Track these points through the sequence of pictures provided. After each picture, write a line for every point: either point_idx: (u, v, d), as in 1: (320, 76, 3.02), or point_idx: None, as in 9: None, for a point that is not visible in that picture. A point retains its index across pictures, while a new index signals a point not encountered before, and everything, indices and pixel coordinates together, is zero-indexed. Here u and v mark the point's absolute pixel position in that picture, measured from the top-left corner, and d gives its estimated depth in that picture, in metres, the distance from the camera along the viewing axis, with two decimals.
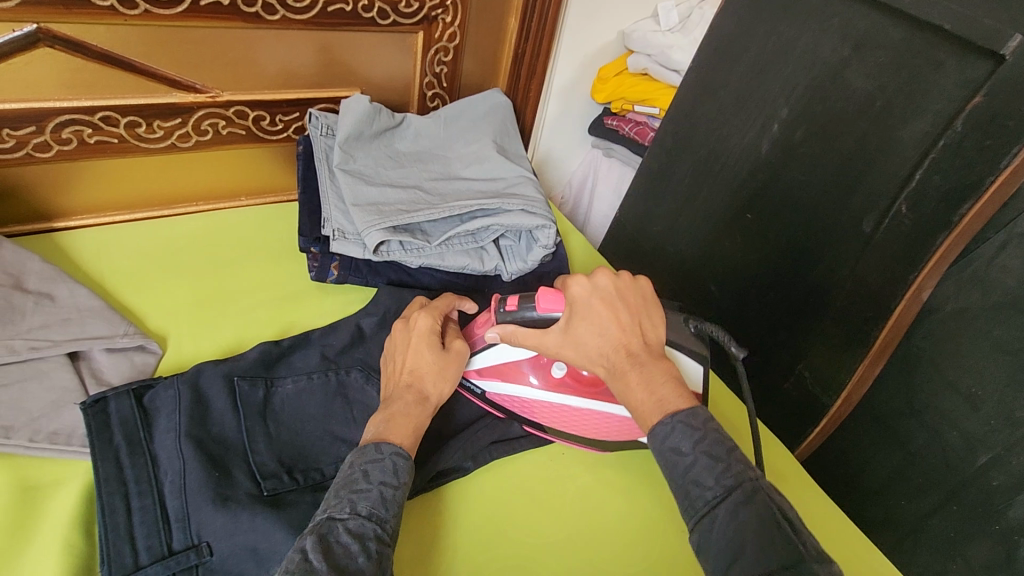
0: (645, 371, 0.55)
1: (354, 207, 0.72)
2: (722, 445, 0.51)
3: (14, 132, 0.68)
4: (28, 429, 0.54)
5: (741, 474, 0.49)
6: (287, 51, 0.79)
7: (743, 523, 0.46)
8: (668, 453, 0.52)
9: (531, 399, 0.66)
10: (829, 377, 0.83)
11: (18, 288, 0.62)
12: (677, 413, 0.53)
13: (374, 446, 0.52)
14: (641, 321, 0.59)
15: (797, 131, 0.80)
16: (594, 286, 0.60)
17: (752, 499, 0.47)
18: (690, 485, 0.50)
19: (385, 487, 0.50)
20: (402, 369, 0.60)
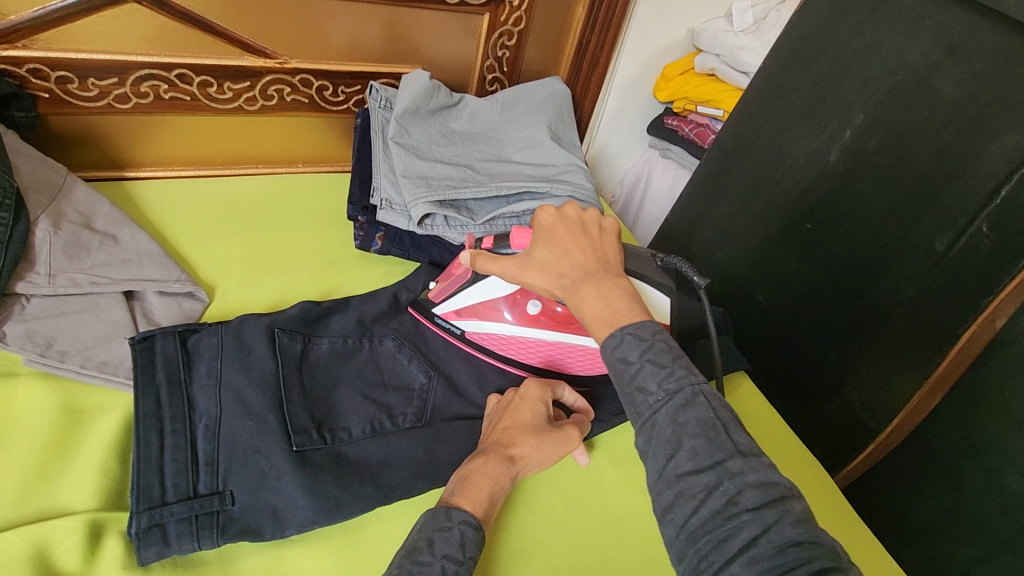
0: (600, 285, 0.52)
1: (404, 178, 0.73)
2: (669, 352, 0.47)
3: (98, 82, 0.72)
4: (81, 356, 0.57)
5: (684, 379, 0.45)
6: (355, 25, 0.80)
7: (682, 426, 0.43)
8: (615, 363, 0.48)
9: (510, 334, 0.69)
10: (877, 403, 0.78)
11: (86, 226, 0.66)
12: (625, 325, 0.49)
13: (444, 511, 0.48)
14: (604, 248, 0.56)
15: (870, 140, 0.76)
16: (559, 216, 0.58)
17: (694, 403, 0.44)
18: (634, 392, 0.46)
19: (447, 562, 0.45)
20: (502, 426, 0.58)
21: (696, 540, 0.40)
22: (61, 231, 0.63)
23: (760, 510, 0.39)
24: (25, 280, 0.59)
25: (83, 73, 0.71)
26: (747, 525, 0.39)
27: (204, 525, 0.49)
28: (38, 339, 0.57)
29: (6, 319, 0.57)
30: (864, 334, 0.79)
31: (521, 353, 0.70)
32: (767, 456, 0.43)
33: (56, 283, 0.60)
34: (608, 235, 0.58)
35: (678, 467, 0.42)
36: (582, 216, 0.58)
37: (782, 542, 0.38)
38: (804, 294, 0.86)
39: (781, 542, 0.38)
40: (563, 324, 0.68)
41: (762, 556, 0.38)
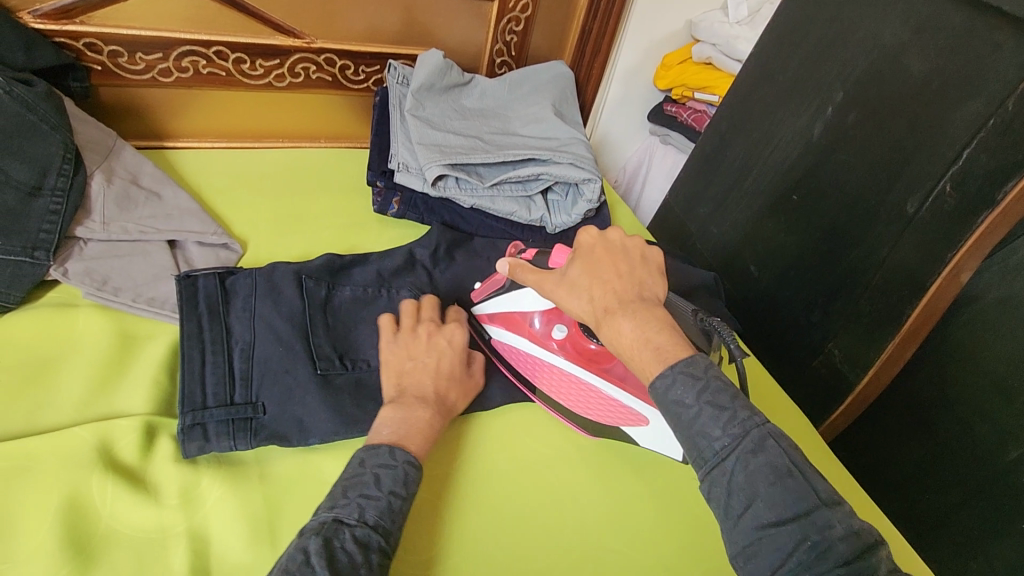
0: (636, 314, 0.54)
1: (419, 145, 0.80)
2: (725, 392, 0.49)
3: (145, 56, 0.80)
4: (133, 292, 0.64)
5: (749, 422, 0.47)
6: (375, 8, 0.88)
7: (755, 474, 0.45)
8: (671, 404, 0.50)
9: (532, 353, 0.70)
10: (857, 356, 0.83)
11: (134, 183, 0.74)
12: (676, 363, 0.50)
13: (387, 450, 0.52)
14: (643, 279, 0.58)
15: (850, 114, 0.82)
16: (604, 238, 0.61)
17: (763, 448, 0.46)
18: (696, 437, 0.48)
19: (394, 496, 0.50)
20: (434, 371, 0.61)
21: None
22: (113, 185, 0.71)
23: (852, 562, 0.41)
24: (83, 225, 0.66)
25: (132, 48, 0.79)
26: None
27: (239, 428, 0.56)
28: (95, 276, 0.64)
29: (67, 258, 0.64)
30: (845, 295, 0.84)
31: (538, 378, 0.70)
32: (842, 498, 0.45)
33: (109, 229, 0.67)
34: (646, 265, 0.60)
35: (758, 518, 0.44)
36: (624, 242, 0.61)
37: None
38: (791, 262, 0.92)
39: None
40: (587, 360, 0.68)
41: None
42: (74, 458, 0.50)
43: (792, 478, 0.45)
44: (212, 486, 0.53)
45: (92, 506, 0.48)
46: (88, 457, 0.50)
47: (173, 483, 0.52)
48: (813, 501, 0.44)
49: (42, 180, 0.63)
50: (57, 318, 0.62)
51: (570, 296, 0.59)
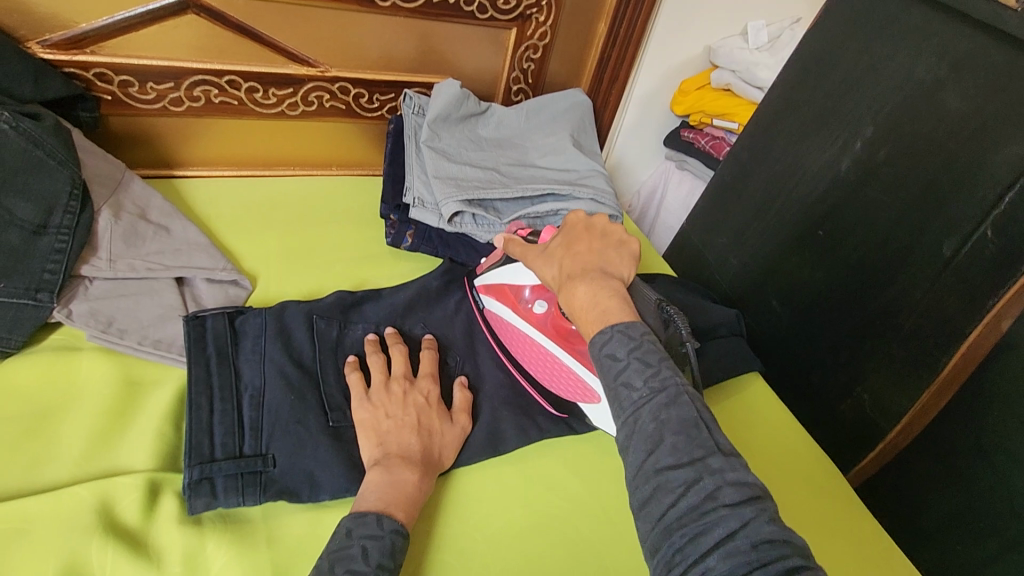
0: (592, 284, 0.55)
1: (435, 179, 0.78)
2: (655, 352, 0.49)
3: (156, 86, 0.78)
4: (139, 334, 0.62)
5: (670, 378, 0.47)
6: (391, 37, 0.86)
7: (665, 422, 0.45)
8: (603, 359, 0.50)
9: (510, 321, 0.70)
10: (889, 404, 0.80)
11: (142, 217, 0.71)
12: (617, 323, 0.51)
13: (376, 519, 0.50)
14: (614, 260, 0.58)
15: (880, 150, 0.79)
16: (588, 218, 0.62)
17: (677, 401, 0.46)
18: (619, 388, 0.48)
19: (381, 571, 0.47)
20: (415, 426, 0.58)
21: (671, 534, 0.41)
22: (120, 221, 0.68)
23: (739, 506, 0.40)
24: (89, 264, 0.64)
25: (144, 77, 0.77)
26: (725, 520, 0.40)
27: (248, 483, 0.53)
28: (100, 317, 0.62)
29: (71, 298, 0.62)
30: (875, 337, 0.81)
31: (513, 344, 0.71)
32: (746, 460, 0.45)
33: (115, 267, 0.65)
34: (622, 248, 0.60)
35: (659, 461, 0.44)
36: (607, 227, 0.61)
37: (756, 537, 0.39)
38: (816, 299, 0.89)
39: (756, 538, 0.38)
40: (562, 339, 0.67)
41: (737, 550, 0.38)
42: (74, 521, 0.47)
43: (698, 430, 0.45)
44: (218, 550, 0.50)
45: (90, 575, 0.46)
46: (88, 519, 0.48)
47: (177, 547, 0.49)
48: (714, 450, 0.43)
49: (47, 219, 0.61)
50: (59, 362, 0.59)
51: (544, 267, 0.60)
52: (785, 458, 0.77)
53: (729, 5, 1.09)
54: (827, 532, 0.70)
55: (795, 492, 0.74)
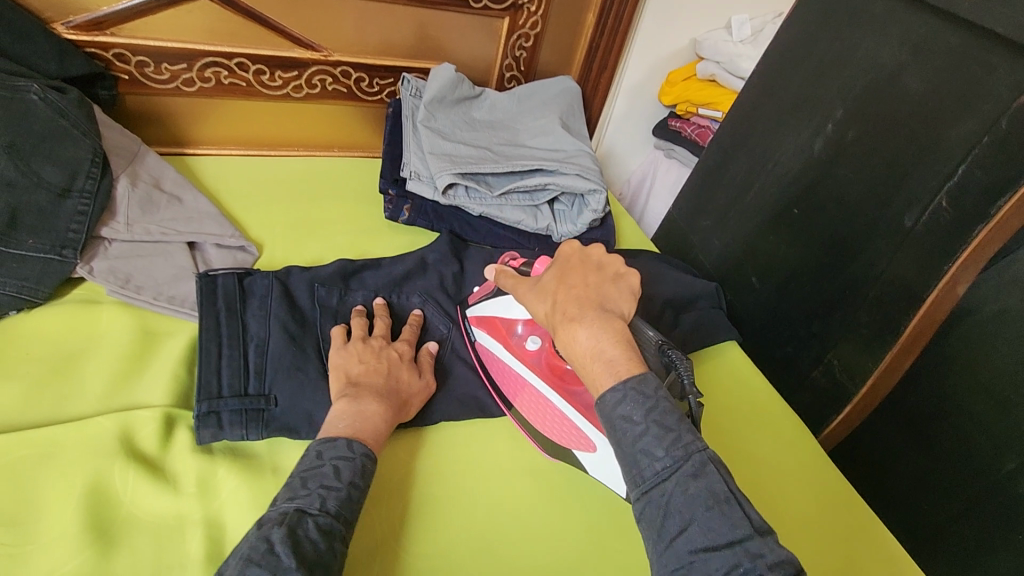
0: (593, 325, 0.57)
1: (431, 155, 0.83)
2: (672, 414, 0.51)
3: (170, 67, 0.83)
4: (154, 290, 0.67)
5: (691, 446, 0.50)
6: (390, 24, 0.91)
7: (694, 497, 0.47)
8: (618, 419, 0.52)
9: (502, 359, 0.70)
10: (856, 365, 0.85)
11: (156, 187, 0.77)
12: (628, 380, 0.53)
13: (346, 443, 0.54)
14: (611, 298, 0.61)
15: (849, 131, 0.85)
16: (580, 249, 0.66)
17: (703, 473, 0.48)
18: (640, 456, 0.51)
19: (352, 487, 0.51)
20: (386, 372, 0.62)
21: None
22: (137, 189, 0.73)
23: None
24: (108, 226, 0.69)
25: (159, 59, 0.82)
26: None
27: (252, 419, 0.58)
28: (118, 274, 0.67)
29: (92, 257, 0.67)
30: (844, 307, 0.86)
31: (505, 386, 0.70)
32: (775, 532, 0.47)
33: (132, 230, 0.70)
34: (618, 283, 0.63)
35: (691, 541, 0.46)
36: (603, 260, 0.65)
37: None
38: (791, 274, 0.94)
39: None
40: (555, 378, 0.67)
41: None
42: (98, 446, 0.52)
43: (728, 505, 0.47)
44: (228, 476, 0.55)
45: (113, 492, 0.50)
46: (111, 445, 0.52)
47: (191, 472, 0.54)
48: (748, 529, 0.45)
49: (71, 182, 0.66)
50: (82, 314, 0.64)
51: (538, 300, 0.63)
52: (759, 420, 0.82)
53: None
54: (795, 487, 0.75)
55: (766, 451, 0.79)
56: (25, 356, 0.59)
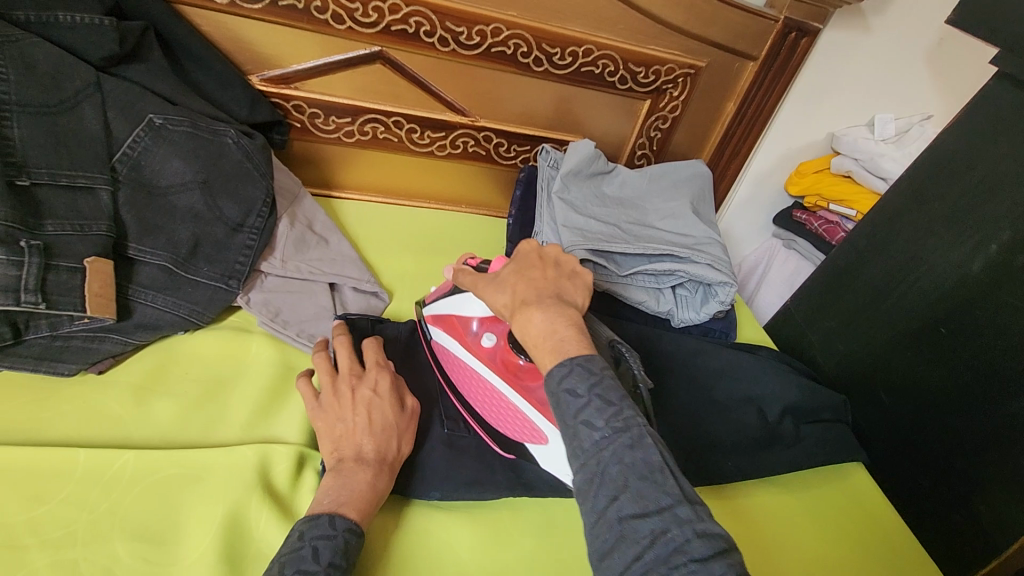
0: (549, 314, 0.52)
1: (563, 228, 0.85)
2: (615, 390, 0.47)
3: (337, 120, 0.91)
4: (297, 327, 0.71)
5: (632, 420, 0.45)
6: (536, 97, 0.95)
7: (630, 467, 0.43)
8: (562, 395, 0.48)
9: (456, 355, 0.69)
10: (1008, 518, 0.78)
11: (309, 227, 0.81)
12: (575, 355, 0.49)
13: (327, 519, 0.50)
14: (565, 287, 0.56)
15: (1017, 255, 0.77)
16: (540, 249, 0.60)
17: (640, 444, 0.44)
18: (579, 427, 0.46)
19: (331, 569, 0.48)
20: (366, 427, 0.57)
21: None
22: (294, 229, 0.78)
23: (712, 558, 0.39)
24: (267, 261, 0.74)
25: (329, 112, 0.90)
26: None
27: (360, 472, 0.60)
28: (270, 308, 0.72)
29: (251, 289, 0.72)
30: (999, 448, 0.79)
31: (458, 379, 0.69)
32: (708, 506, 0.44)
33: (286, 268, 0.75)
34: (574, 279, 0.58)
35: (621, 508, 0.42)
36: (559, 258, 0.59)
37: None
38: (932, 399, 0.87)
39: None
40: (509, 374, 0.66)
41: None
42: (237, 478, 0.55)
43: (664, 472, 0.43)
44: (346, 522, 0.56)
45: (247, 528, 0.52)
46: (249, 479, 0.55)
47: None
48: (678, 494, 0.42)
49: (244, 219, 0.72)
50: (233, 341, 0.69)
51: (495, 292, 0.57)
52: (894, 550, 0.74)
53: (855, 94, 1.11)
54: None
55: None
56: (183, 376, 0.64)
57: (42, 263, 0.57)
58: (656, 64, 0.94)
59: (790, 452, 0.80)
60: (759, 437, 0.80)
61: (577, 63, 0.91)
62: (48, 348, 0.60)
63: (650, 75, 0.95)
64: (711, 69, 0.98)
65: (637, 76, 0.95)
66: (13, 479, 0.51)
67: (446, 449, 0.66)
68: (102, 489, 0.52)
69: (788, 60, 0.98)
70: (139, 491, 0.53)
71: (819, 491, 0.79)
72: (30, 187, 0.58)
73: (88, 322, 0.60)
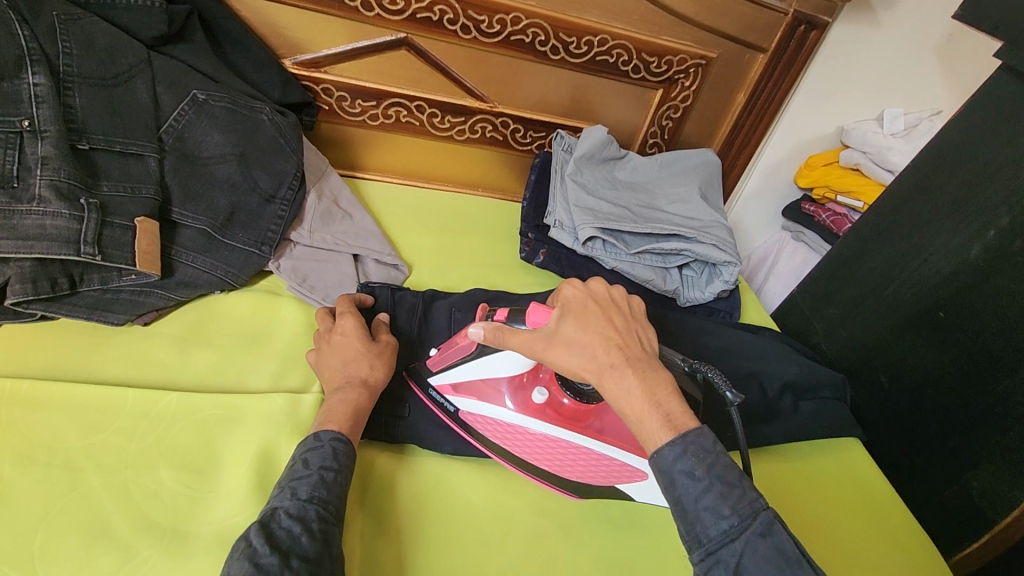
0: (645, 378, 0.54)
1: (575, 208, 0.89)
2: (733, 470, 0.51)
3: (363, 103, 0.96)
4: (323, 293, 0.76)
5: (757, 503, 0.49)
6: (552, 85, 1.00)
7: (764, 557, 0.47)
8: (678, 476, 0.51)
9: (505, 419, 0.65)
10: (999, 494, 0.80)
11: (335, 202, 0.86)
12: (687, 433, 0.51)
13: (314, 435, 0.55)
14: (635, 330, 0.58)
15: (1015, 240, 0.80)
16: (589, 289, 0.60)
17: (770, 531, 0.48)
18: (702, 513, 0.50)
19: (324, 470, 0.52)
20: (337, 362, 0.62)
21: None
22: (321, 203, 0.83)
23: None
24: (296, 231, 0.79)
25: (355, 95, 0.95)
26: None
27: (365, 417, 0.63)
28: (298, 274, 0.77)
29: (281, 255, 0.77)
30: (993, 426, 0.81)
31: (511, 443, 0.65)
32: None
33: (313, 238, 0.79)
34: (634, 318, 0.60)
35: None
36: (612, 296, 0.60)
37: None
38: (930, 381, 0.89)
39: None
40: (569, 421, 0.65)
41: None
42: (269, 419, 0.60)
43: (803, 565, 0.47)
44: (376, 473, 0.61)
45: (277, 463, 0.57)
46: (279, 420, 0.60)
47: None
48: None
49: (276, 190, 0.77)
50: (265, 301, 0.74)
51: (572, 356, 0.56)
52: (887, 519, 0.78)
53: (865, 89, 1.13)
54: None
55: (891, 556, 0.73)
56: (219, 330, 0.70)
57: (100, 219, 0.62)
58: (668, 55, 0.98)
59: (789, 425, 0.83)
60: (758, 409, 0.83)
61: (592, 52, 0.95)
62: (99, 300, 0.65)
63: (662, 64, 0.99)
64: (722, 60, 1.01)
65: (650, 65, 0.99)
66: (70, 410, 0.57)
67: None
68: (148, 423, 0.57)
69: (798, 53, 1.01)
70: (181, 427, 0.58)
71: (817, 463, 0.82)
72: (88, 151, 0.63)
73: (135, 277, 0.66)
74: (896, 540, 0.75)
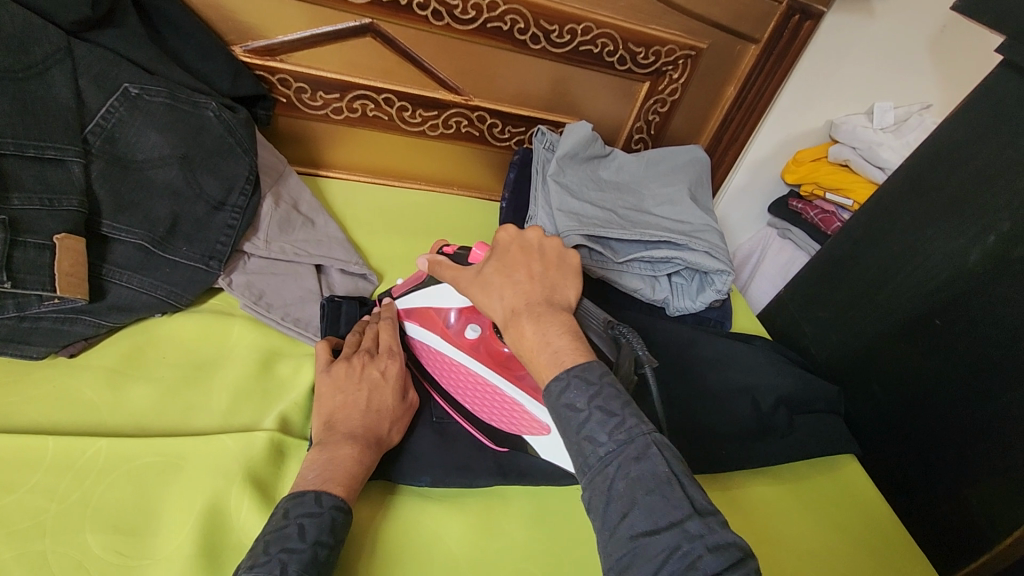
0: (541, 321, 0.50)
1: (558, 213, 0.82)
2: (617, 399, 0.46)
3: (325, 96, 0.87)
4: (282, 310, 0.68)
5: (636, 429, 0.44)
6: (532, 76, 0.92)
7: (637, 480, 0.43)
8: (563, 409, 0.47)
9: (438, 347, 0.66)
10: (999, 512, 0.78)
11: (295, 208, 0.77)
12: (572, 366, 0.47)
13: (314, 496, 0.49)
14: (553, 279, 0.54)
15: (1017, 247, 0.76)
16: (520, 236, 0.56)
17: (646, 454, 0.43)
18: (584, 442, 0.45)
19: (318, 547, 0.47)
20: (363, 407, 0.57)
21: None
22: (279, 209, 0.74)
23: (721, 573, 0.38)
24: (250, 242, 0.71)
25: (316, 87, 0.86)
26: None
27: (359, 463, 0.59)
28: (253, 290, 0.68)
29: (233, 269, 0.69)
30: (992, 442, 0.78)
31: (443, 371, 0.67)
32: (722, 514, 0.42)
33: (270, 249, 0.71)
34: (564, 265, 0.55)
35: (632, 526, 0.41)
36: (542, 245, 0.56)
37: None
38: (925, 392, 0.86)
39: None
40: (499, 365, 0.64)
41: None
42: (216, 467, 0.52)
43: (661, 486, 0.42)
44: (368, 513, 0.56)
45: (226, 519, 0.50)
46: (228, 468, 0.52)
47: None
48: (685, 508, 0.41)
49: (226, 197, 0.69)
50: (215, 322, 0.66)
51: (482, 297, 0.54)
52: (887, 543, 0.74)
53: (858, 81, 1.08)
54: None
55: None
56: (161, 360, 0.62)
57: (8, 239, 0.54)
58: (655, 45, 0.91)
59: (784, 443, 0.79)
60: (752, 428, 0.79)
61: (575, 41, 0.88)
62: (14, 330, 0.57)
63: (650, 55, 0.92)
64: (712, 51, 0.95)
65: (637, 56, 0.92)
66: None
67: (433, 437, 0.64)
68: (71, 479, 0.50)
69: (792, 44, 0.95)
70: (112, 480, 0.50)
71: (812, 483, 0.79)
72: None
73: (57, 302, 0.57)
74: (895, 562, 0.72)
